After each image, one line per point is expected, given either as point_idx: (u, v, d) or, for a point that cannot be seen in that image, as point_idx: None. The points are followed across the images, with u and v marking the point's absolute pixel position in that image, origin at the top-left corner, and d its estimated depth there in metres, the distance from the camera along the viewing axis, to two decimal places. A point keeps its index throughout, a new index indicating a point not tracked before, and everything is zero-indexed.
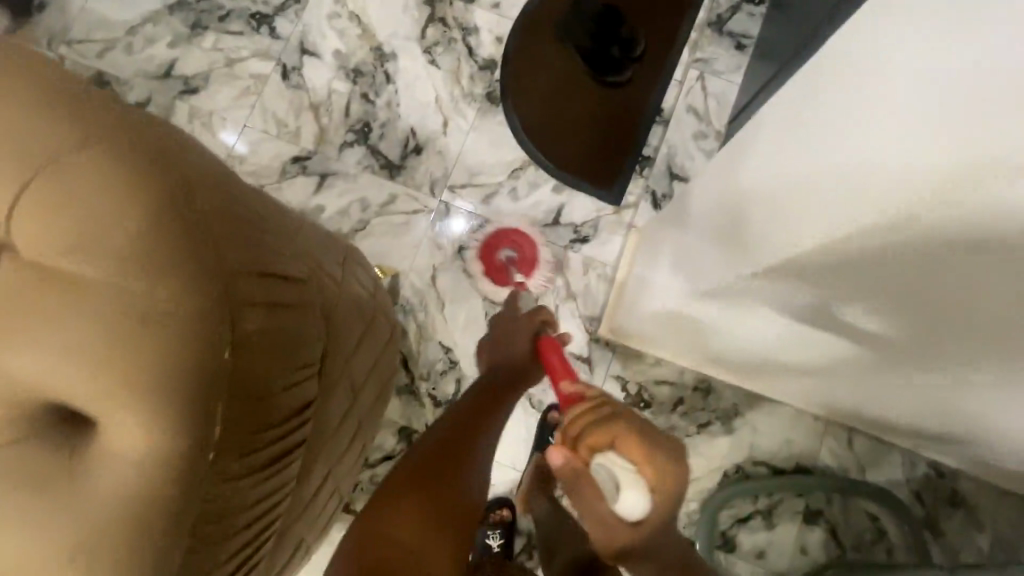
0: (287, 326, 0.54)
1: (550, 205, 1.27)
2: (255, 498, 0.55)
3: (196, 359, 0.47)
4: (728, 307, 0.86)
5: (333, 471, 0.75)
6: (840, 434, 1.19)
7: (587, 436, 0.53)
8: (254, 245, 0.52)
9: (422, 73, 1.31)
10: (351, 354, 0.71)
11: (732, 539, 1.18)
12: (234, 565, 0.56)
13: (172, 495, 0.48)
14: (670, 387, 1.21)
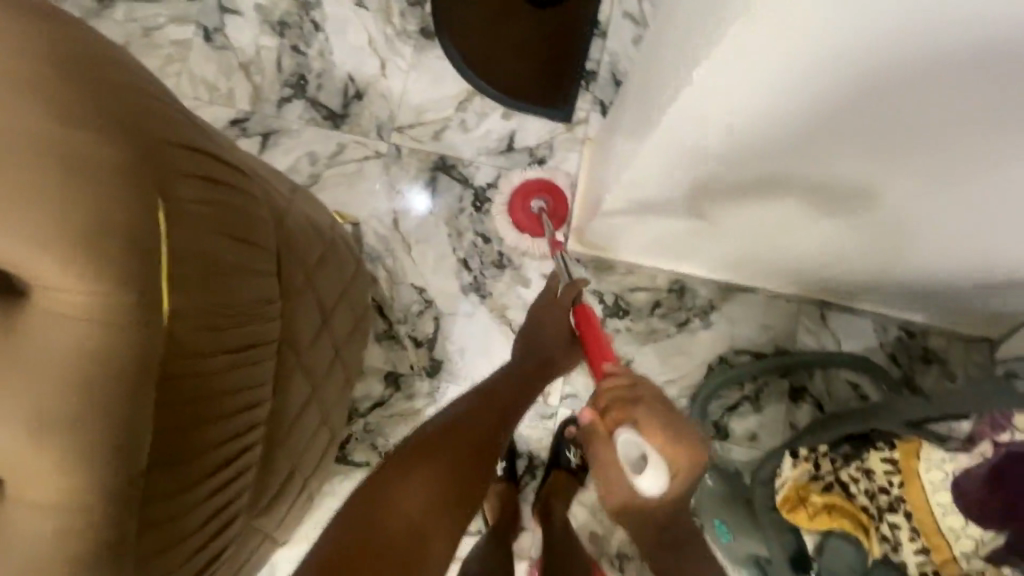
0: (233, 212, 0.49)
1: (502, 131, 1.25)
2: (233, 408, 0.50)
3: (134, 232, 0.41)
4: (681, 188, 0.87)
5: (317, 393, 0.75)
6: (813, 311, 1.23)
7: (614, 412, 0.58)
8: (183, 125, 0.46)
9: (351, 17, 1.27)
10: (314, 269, 0.70)
11: (724, 427, 1.19)
12: (223, 484, 0.51)
13: (130, 391, 0.41)
14: (645, 293, 1.22)
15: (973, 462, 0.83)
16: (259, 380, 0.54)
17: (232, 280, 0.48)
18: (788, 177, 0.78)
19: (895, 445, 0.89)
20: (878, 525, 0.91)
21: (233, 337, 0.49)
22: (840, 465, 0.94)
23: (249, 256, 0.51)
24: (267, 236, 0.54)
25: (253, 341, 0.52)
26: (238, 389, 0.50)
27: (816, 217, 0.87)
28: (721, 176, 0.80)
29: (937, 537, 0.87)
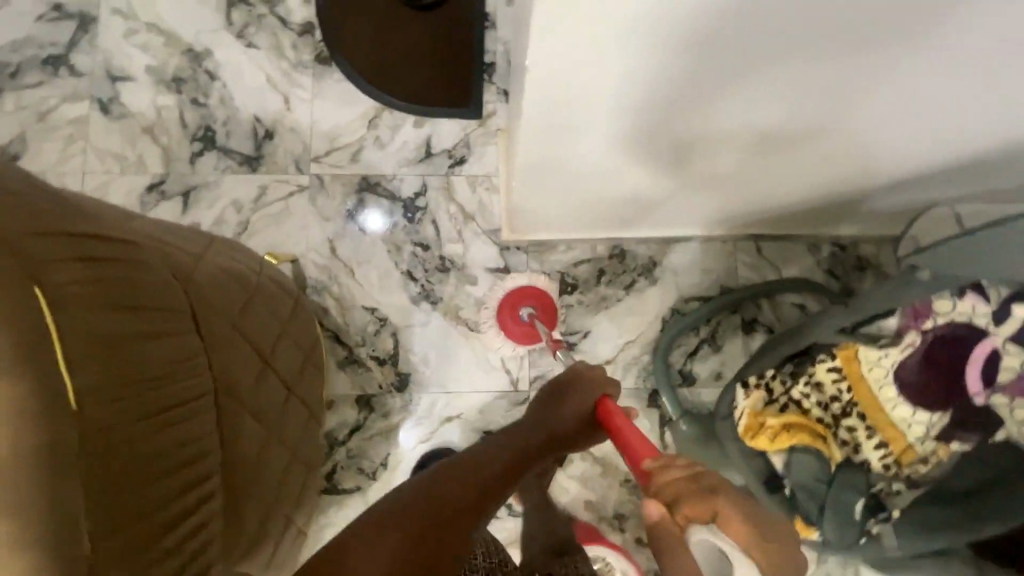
0: (126, 285, 0.51)
1: (417, 140, 1.27)
2: (171, 470, 0.52)
3: (13, 322, 0.41)
4: (583, 158, 0.90)
5: (275, 433, 0.77)
6: (748, 246, 1.28)
7: (686, 508, 0.53)
8: (50, 208, 0.48)
9: (244, 58, 1.27)
10: (241, 316, 0.72)
11: (689, 373, 1.24)
12: (185, 541, 0.53)
13: (46, 481, 0.41)
14: (589, 264, 1.25)
15: (904, 354, 0.91)
16: (195, 438, 0.56)
17: (137, 345, 0.50)
18: (671, 123, 0.81)
19: (835, 354, 0.96)
20: (836, 432, 0.97)
21: (153, 400, 0.51)
22: (789, 384, 0.98)
23: (153, 319, 0.53)
24: (171, 300, 0.56)
25: (177, 402, 0.54)
26: (172, 449, 0.52)
27: (715, 155, 0.92)
28: (607, 137, 0.84)
29: (891, 429, 0.94)
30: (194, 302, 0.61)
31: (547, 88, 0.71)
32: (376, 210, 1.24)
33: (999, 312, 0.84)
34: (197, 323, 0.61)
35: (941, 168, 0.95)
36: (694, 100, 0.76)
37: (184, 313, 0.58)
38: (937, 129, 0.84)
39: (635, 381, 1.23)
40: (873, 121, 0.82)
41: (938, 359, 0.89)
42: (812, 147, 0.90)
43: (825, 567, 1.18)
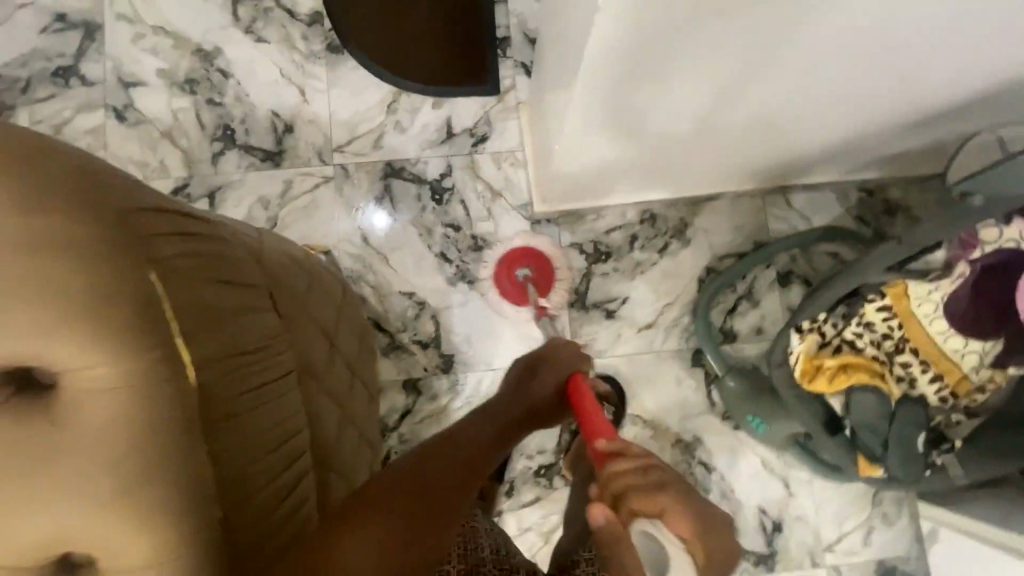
0: (217, 266, 0.51)
1: (437, 122, 1.26)
2: (274, 442, 0.54)
3: (140, 300, 0.43)
4: (626, 116, 0.92)
5: (346, 410, 0.78)
6: (777, 199, 1.28)
7: (633, 502, 0.52)
8: (141, 189, 0.47)
9: (255, 54, 1.25)
10: (305, 294, 0.72)
11: (730, 330, 1.24)
12: (290, 507, 0.56)
13: (181, 454, 0.44)
14: (621, 231, 1.25)
15: (953, 287, 0.90)
16: (291, 412, 0.58)
17: (232, 322, 0.51)
18: (723, 86, 0.82)
19: (884, 292, 0.94)
20: (890, 369, 0.97)
21: (250, 375, 0.52)
22: (840, 326, 0.97)
23: (241, 295, 0.53)
24: (252, 280, 0.57)
25: (272, 376, 0.55)
26: (272, 423, 0.54)
27: (754, 112, 0.91)
28: (649, 99, 0.86)
29: (945, 361, 0.94)
30: (270, 278, 0.62)
31: (602, 47, 0.74)
32: (378, 210, 1.23)
33: None
34: (274, 301, 0.61)
35: (977, 108, 0.94)
36: (744, 61, 0.75)
37: (264, 292, 0.59)
38: (975, 81, 0.84)
39: (677, 343, 1.24)
40: (914, 78, 0.82)
41: (987, 290, 0.87)
42: (851, 101, 0.89)
43: (881, 508, 1.20)
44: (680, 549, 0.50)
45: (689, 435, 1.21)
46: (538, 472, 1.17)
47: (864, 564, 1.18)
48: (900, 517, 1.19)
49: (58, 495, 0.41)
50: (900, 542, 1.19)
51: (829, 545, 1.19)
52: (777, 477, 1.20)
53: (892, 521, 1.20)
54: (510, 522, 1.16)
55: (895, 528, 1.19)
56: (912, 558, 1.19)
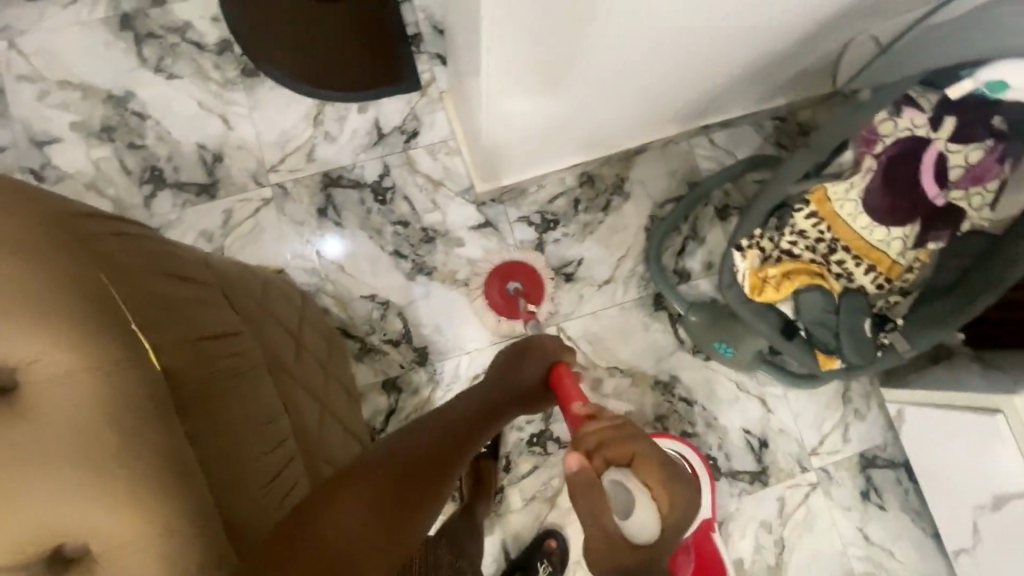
0: (165, 270, 0.60)
1: (366, 125, 1.28)
2: (245, 417, 0.60)
3: (102, 294, 0.52)
4: (542, 80, 0.96)
5: (328, 406, 0.81)
6: (701, 141, 1.35)
7: (609, 451, 0.60)
8: (94, 215, 0.58)
9: (170, 90, 1.24)
10: (265, 297, 0.77)
11: (683, 270, 1.30)
12: (273, 476, 0.61)
13: (156, 423, 0.51)
14: (563, 197, 1.30)
15: (865, 180, 0.99)
16: (256, 393, 0.64)
17: (185, 314, 0.59)
18: (578, 59, 0.91)
19: (808, 199, 1.04)
20: (829, 269, 1.05)
21: (210, 365, 0.59)
22: (777, 238, 1.04)
23: (194, 293, 0.62)
24: (202, 281, 0.64)
25: (232, 360, 0.62)
26: (239, 401, 0.60)
27: (624, 79, 1.02)
28: (525, 81, 0.95)
29: (874, 253, 1.03)
30: (220, 280, 0.68)
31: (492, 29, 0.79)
32: (329, 238, 1.23)
33: (935, 117, 0.91)
34: (228, 301, 0.68)
35: (852, 19, 1.03)
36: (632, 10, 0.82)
37: (215, 291, 0.66)
38: None
39: (638, 292, 1.29)
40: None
41: (895, 176, 0.96)
42: (742, 33, 0.97)
43: (852, 404, 1.28)
44: (655, 506, 0.56)
45: (667, 375, 1.26)
46: (530, 442, 1.20)
47: (849, 460, 1.26)
48: (870, 409, 1.28)
49: (36, 488, 0.44)
50: (874, 431, 1.28)
51: (814, 449, 1.26)
52: (754, 397, 1.27)
53: (864, 414, 1.28)
54: (513, 497, 1.18)
55: (868, 420, 1.28)
56: (889, 444, 1.28)
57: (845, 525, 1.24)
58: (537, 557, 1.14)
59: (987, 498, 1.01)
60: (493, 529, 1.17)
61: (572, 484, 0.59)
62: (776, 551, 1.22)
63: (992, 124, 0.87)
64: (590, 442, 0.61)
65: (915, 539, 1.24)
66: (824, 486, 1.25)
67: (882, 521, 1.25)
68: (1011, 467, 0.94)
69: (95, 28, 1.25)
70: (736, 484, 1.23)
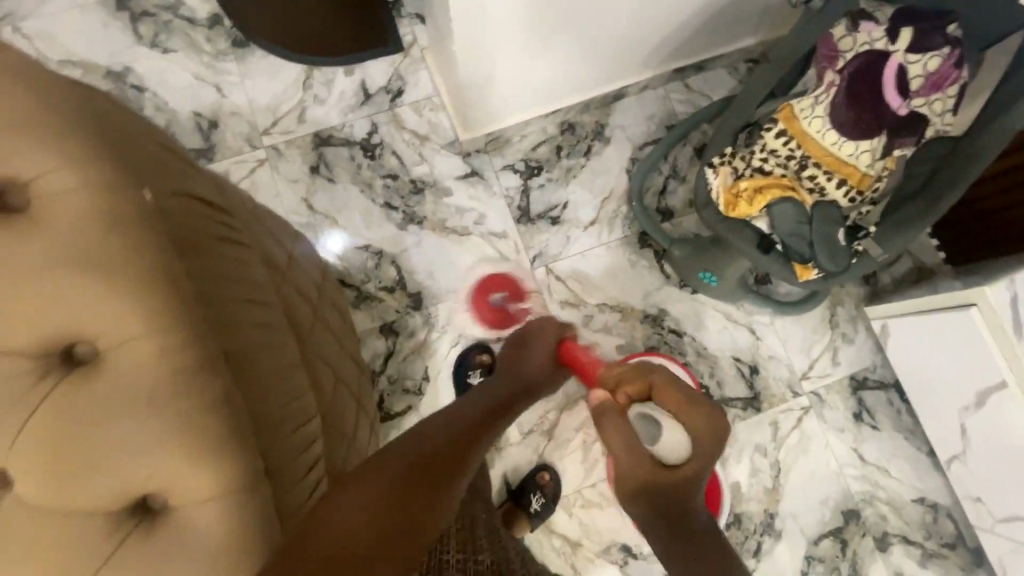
0: (166, 151, 0.67)
1: (353, 87, 1.34)
2: (241, 280, 0.66)
3: (118, 156, 0.61)
4: (507, 22, 1.00)
5: (320, 312, 0.86)
6: (677, 85, 1.40)
7: (627, 389, 0.74)
8: (111, 99, 0.66)
9: (165, 64, 1.31)
10: (255, 206, 0.84)
11: (666, 208, 1.34)
12: (267, 339, 0.66)
13: (158, 266, 0.59)
14: (545, 144, 1.35)
15: (829, 96, 1.03)
16: (252, 267, 0.69)
17: (176, 178, 0.66)
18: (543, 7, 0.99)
19: (776, 118, 1.08)
20: (802, 185, 1.07)
21: (205, 223, 0.65)
22: (749, 158, 1.08)
23: (193, 174, 0.69)
24: (199, 169, 0.71)
25: (228, 235, 0.68)
26: (235, 265, 0.66)
27: (584, 35, 1.10)
28: (500, 32, 1.02)
29: (845, 167, 1.05)
30: (215, 175, 0.75)
31: None
32: (332, 233, 1.26)
33: (892, 30, 0.98)
34: (223, 192, 0.74)
35: None
36: None
37: (210, 180, 0.72)
38: None
39: (623, 231, 1.33)
40: None
41: (859, 89, 1.01)
42: None
43: (840, 328, 1.30)
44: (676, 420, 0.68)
45: (655, 309, 1.29)
46: None
47: (839, 382, 1.29)
48: (859, 333, 1.30)
49: (70, 297, 0.56)
50: (864, 354, 1.30)
51: (804, 374, 1.28)
52: (742, 326, 1.30)
53: (852, 337, 1.30)
54: (512, 431, 1.21)
55: (857, 343, 1.30)
56: (879, 366, 1.30)
57: (840, 446, 1.26)
58: (532, 487, 1.17)
59: (969, 398, 1.04)
60: (494, 463, 1.20)
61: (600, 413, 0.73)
62: (772, 473, 1.24)
63: (947, 33, 0.97)
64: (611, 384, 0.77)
65: (910, 457, 1.26)
66: (816, 409, 1.27)
67: (876, 440, 1.27)
68: (987, 358, 0.97)
69: (92, 9, 1.32)
70: (729, 410, 1.26)
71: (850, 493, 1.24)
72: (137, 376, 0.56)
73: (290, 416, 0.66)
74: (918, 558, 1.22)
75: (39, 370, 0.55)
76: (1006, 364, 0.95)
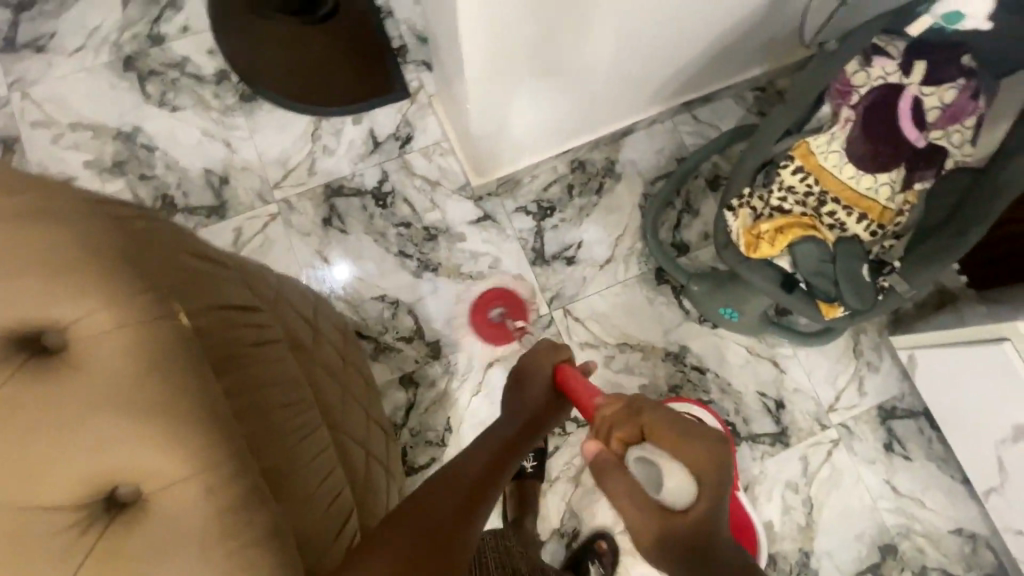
0: (191, 263, 0.67)
1: (362, 136, 1.33)
2: (272, 387, 0.67)
3: (149, 284, 0.60)
4: (511, 73, 1.00)
5: (349, 389, 0.85)
6: (685, 118, 1.39)
7: (618, 432, 0.72)
8: (138, 217, 0.66)
9: (174, 122, 1.31)
10: (280, 287, 0.83)
11: (681, 243, 1.33)
12: (303, 443, 0.66)
13: (196, 394, 0.58)
14: (556, 184, 1.35)
15: (846, 131, 1.02)
16: (282, 369, 0.70)
17: (200, 288, 0.65)
18: (563, 29, 0.94)
19: (792, 155, 1.06)
20: (822, 221, 1.05)
21: (236, 333, 0.66)
22: (767, 197, 1.06)
23: (220, 280, 0.69)
24: (225, 271, 0.71)
25: (259, 341, 0.68)
26: (267, 373, 0.67)
27: (603, 61, 1.07)
28: (515, 58, 0.96)
29: (864, 201, 1.04)
30: (240, 271, 0.75)
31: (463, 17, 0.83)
32: (338, 262, 1.27)
33: (905, 63, 0.97)
34: (250, 289, 0.74)
35: None
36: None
37: (236, 279, 0.72)
38: None
39: (639, 268, 1.32)
40: None
41: (875, 123, 1.00)
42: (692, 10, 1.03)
43: (864, 357, 1.29)
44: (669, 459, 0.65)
45: (676, 346, 1.28)
46: None
47: (867, 413, 1.27)
48: (883, 360, 1.29)
49: (107, 439, 0.55)
50: (890, 382, 1.28)
51: (831, 406, 1.26)
52: (765, 359, 1.28)
53: (877, 365, 1.28)
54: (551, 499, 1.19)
55: (882, 371, 1.28)
56: (906, 394, 1.28)
57: (871, 478, 1.24)
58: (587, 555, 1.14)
59: (1006, 430, 1.02)
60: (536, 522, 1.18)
61: (596, 466, 0.68)
62: (805, 511, 1.21)
63: (961, 65, 0.95)
64: (604, 428, 0.74)
65: (944, 486, 1.24)
66: (846, 441, 1.25)
67: (908, 471, 1.24)
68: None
69: (100, 71, 1.32)
70: (757, 447, 1.24)
71: (885, 527, 1.22)
72: (178, 509, 0.56)
73: (330, 516, 0.66)
74: None
75: (83, 523, 0.54)
76: None
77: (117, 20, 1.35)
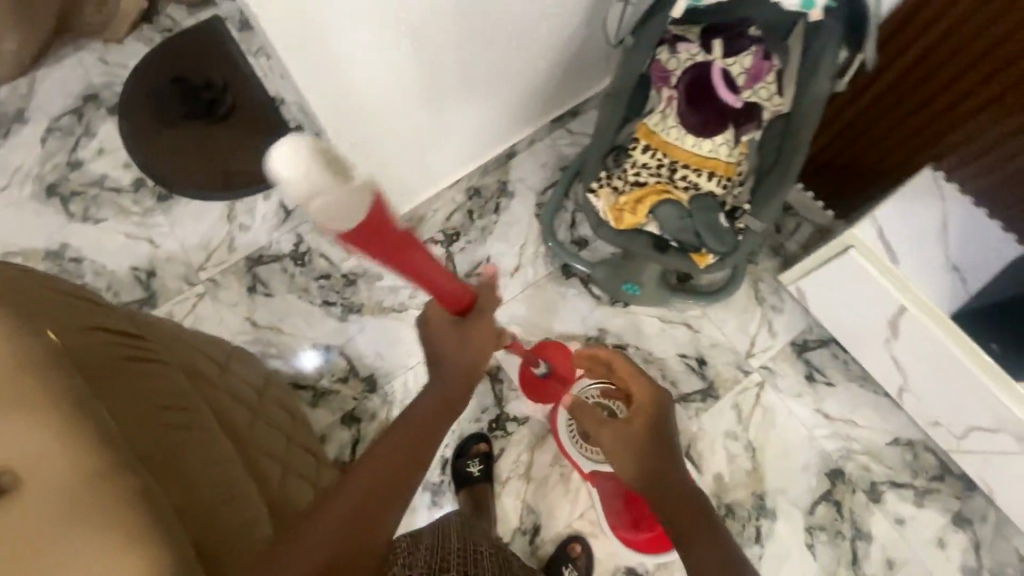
0: (69, 297, 0.71)
1: (273, 208, 1.45)
2: (158, 395, 0.68)
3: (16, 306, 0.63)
4: (373, 135, 1.16)
5: (259, 415, 0.90)
6: (561, 133, 1.55)
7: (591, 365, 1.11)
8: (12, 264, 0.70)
9: (98, 232, 1.42)
10: (177, 332, 0.88)
11: (580, 238, 1.46)
12: (196, 445, 0.68)
13: (66, 391, 0.59)
14: (457, 212, 1.48)
15: (674, 108, 1.18)
16: (172, 385, 0.72)
17: (80, 314, 0.69)
18: (402, 93, 1.10)
19: (638, 137, 1.22)
20: (677, 185, 1.18)
21: (117, 349, 0.69)
22: (624, 176, 1.20)
23: (100, 312, 0.73)
24: (106, 307, 0.75)
25: (144, 358, 0.71)
26: (153, 384, 0.69)
27: (456, 106, 1.23)
28: (372, 117, 1.12)
29: (709, 161, 1.18)
30: (127, 312, 0.79)
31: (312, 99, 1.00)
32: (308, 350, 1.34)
33: (705, 44, 1.13)
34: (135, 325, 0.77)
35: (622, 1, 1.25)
36: (402, 63, 1.04)
37: (118, 314, 0.76)
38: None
39: (546, 268, 1.43)
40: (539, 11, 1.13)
41: (695, 96, 1.15)
42: (517, 52, 1.20)
43: (767, 301, 1.38)
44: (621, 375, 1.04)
45: (595, 330, 1.37)
46: (492, 428, 1.27)
47: (783, 351, 1.35)
48: (785, 301, 1.38)
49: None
50: (797, 319, 1.37)
51: (748, 352, 1.35)
52: (678, 324, 1.37)
53: (782, 307, 1.38)
54: (508, 500, 1.23)
55: (786, 311, 1.38)
56: (813, 326, 1.37)
57: (803, 410, 1.30)
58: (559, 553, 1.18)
59: (885, 330, 1.11)
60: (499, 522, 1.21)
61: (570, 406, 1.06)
62: (747, 455, 1.27)
63: (750, 36, 1.11)
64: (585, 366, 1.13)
65: (871, 402, 1.30)
66: (770, 381, 1.32)
67: (834, 396, 1.31)
68: (879, 289, 1.06)
69: (26, 203, 1.45)
70: (690, 406, 1.30)
71: (827, 454, 1.27)
72: (61, 489, 0.55)
73: (233, 509, 0.66)
74: (914, 499, 1.24)
75: None
76: (895, 289, 1.03)
77: (37, 155, 1.49)
